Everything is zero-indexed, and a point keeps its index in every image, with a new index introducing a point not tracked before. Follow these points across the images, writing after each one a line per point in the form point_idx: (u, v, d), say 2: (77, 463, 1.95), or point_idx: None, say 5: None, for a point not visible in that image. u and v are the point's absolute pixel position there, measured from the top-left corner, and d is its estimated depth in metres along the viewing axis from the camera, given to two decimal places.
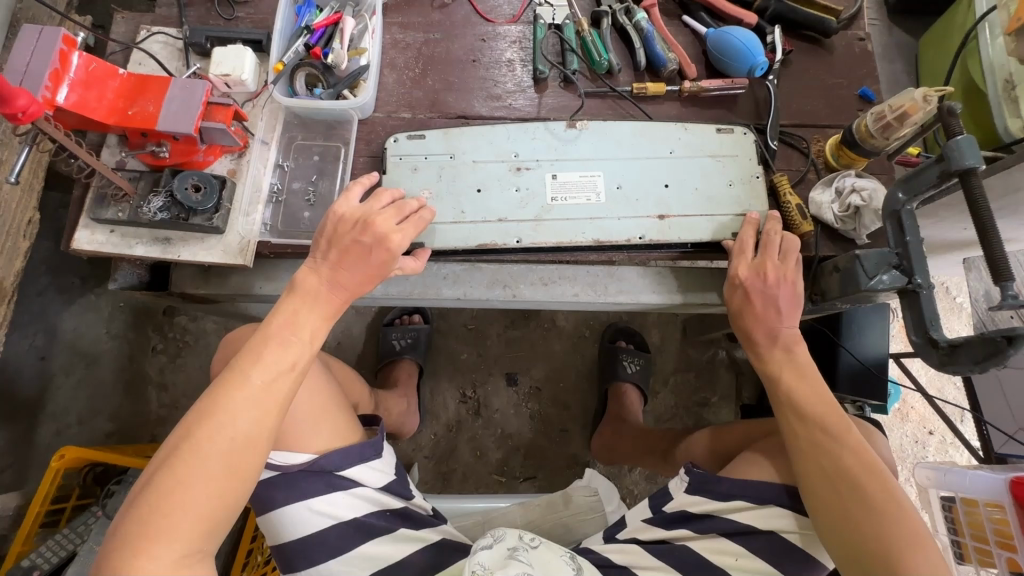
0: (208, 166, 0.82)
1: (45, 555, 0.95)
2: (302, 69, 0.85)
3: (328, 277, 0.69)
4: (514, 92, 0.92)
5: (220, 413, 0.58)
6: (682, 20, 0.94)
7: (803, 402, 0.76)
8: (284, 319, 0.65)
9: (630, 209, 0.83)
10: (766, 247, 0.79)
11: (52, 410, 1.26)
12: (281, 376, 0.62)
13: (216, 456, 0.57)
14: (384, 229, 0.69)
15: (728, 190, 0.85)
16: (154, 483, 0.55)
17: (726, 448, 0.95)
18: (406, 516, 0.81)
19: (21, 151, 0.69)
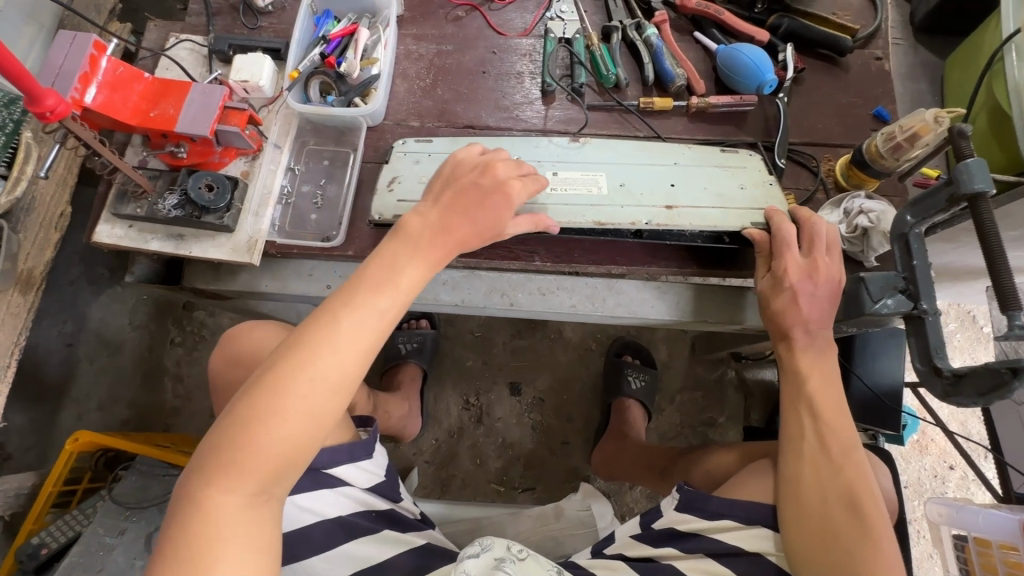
0: (223, 167, 0.86)
1: (53, 534, 0.98)
2: (316, 77, 0.88)
3: (433, 221, 0.67)
4: (522, 104, 0.93)
5: (304, 356, 0.56)
6: (693, 37, 0.94)
7: (828, 417, 0.75)
8: (381, 264, 0.62)
9: (634, 200, 0.81)
10: (811, 242, 0.78)
11: (75, 395, 1.32)
12: (371, 324, 0.59)
13: (298, 398, 0.55)
14: (504, 174, 0.71)
15: (740, 193, 0.83)
16: (237, 414, 0.54)
17: (722, 471, 0.93)
18: (391, 518, 0.82)
19: (53, 148, 0.76)
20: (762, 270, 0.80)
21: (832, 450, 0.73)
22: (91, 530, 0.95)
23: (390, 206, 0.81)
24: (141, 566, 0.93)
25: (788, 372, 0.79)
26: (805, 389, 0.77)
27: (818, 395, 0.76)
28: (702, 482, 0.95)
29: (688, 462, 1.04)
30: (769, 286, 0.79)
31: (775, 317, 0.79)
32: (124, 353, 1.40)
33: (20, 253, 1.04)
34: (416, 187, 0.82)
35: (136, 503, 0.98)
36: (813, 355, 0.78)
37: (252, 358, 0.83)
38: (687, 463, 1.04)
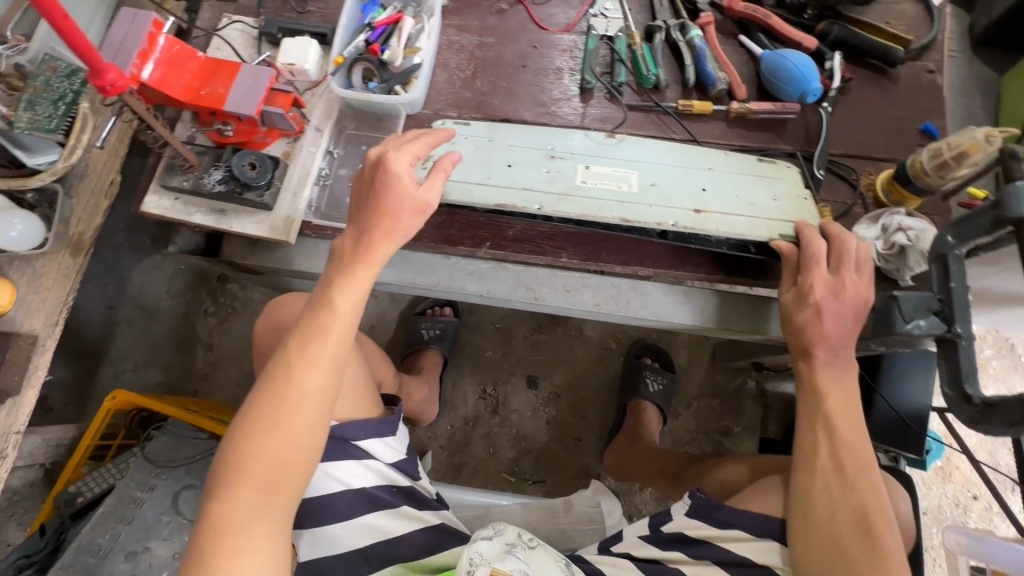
0: (266, 147, 0.88)
1: (89, 485, 1.03)
2: (360, 64, 0.89)
3: (353, 234, 0.72)
4: (559, 100, 0.93)
5: (270, 382, 0.65)
6: (738, 39, 0.93)
7: (844, 435, 0.75)
8: (321, 290, 0.70)
9: (662, 200, 0.81)
10: (841, 260, 0.76)
11: (113, 355, 1.36)
12: (321, 337, 0.67)
13: (286, 416, 0.63)
14: (379, 161, 0.73)
15: (771, 205, 0.82)
16: (229, 445, 0.64)
17: (730, 481, 0.94)
18: (410, 495, 0.84)
19: (111, 119, 0.83)
20: (787, 283, 0.79)
21: (845, 467, 0.73)
22: (124, 484, 1.00)
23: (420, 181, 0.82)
24: (167, 522, 0.98)
25: (805, 390, 0.79)
26: (822, 405, 0.77)
27: (833, 412, 0.76)
28: (713, 491, 0.96)
29: (700, 470, 1.05)
30: (793, 300, 0.78)
31: (795, 331, 0.78)
32: (160, 319, 1.46)
33: (71, 217, 1.11)
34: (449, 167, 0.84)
35: (166, 462, 1.03)
36: (833, 371, 0.78)
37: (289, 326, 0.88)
38: (700, 471, 1.05)
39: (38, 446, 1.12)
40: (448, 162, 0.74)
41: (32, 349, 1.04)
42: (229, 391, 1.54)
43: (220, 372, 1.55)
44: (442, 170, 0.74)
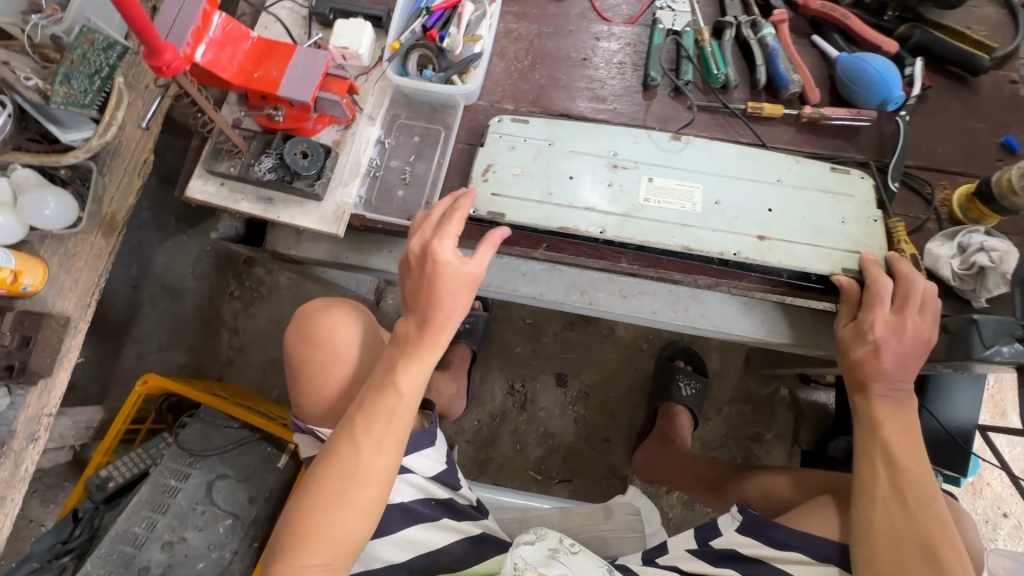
0: (316, 134, 0.85)
1: (121, 469, 1.01)
2: (417, 50, 0.85)
3: (412, 317, 0.73)
4: (621, 97, 0.90)
5: (333, 455, 0.68)
6: (811, 40, 0.88)
7: (905, 464, 0.74)
8: (382, 368, 0.72)
9: (727, 224, 0.80)
10: (905, 301, 0.74)
11: (137, 335, 1.32)
12: (382, 416, 0.69)
13: (346, 490, 0.67)
14: (424, 245, 0.72)
15: (839, 228, 0.79)
16: (295, 509, 0.68)
17: (783, 499, 0.92)
18: (450, 507, 0.82)
19: (155, 98, 0.79)
20: (844, 318, 0.78)
21: (908, 497, 0.72)
22: (159, 472, 0.99)
23: (485, 200, 0.81)
24: (202, 512, 0.97)
25: (860, 421, 0.78)
26: (880, 435, 0.76)
27: (893, 441, 0.75)
28: (763, 506, 0.94)
29: (743, 481, 1.03)
30: (851, 335, 0.76)
31: (851, 364, 0.77)
32: (185, 300, 1.43)
33: (103, 196, 1.05)
34: (511, 180, 0.82)
35: (199, 451, 1.02)
36: (892, 400, 0.76)
37: (327, 339, 0.81)
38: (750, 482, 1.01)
39: (69, 428, 1.11)
40: (496, 237, 0.74)
41: (65, 330, 0.99)
42: (253, 376, 1.53)
43: (245, 357, 1.54)
44: (490, 243, 0.74)
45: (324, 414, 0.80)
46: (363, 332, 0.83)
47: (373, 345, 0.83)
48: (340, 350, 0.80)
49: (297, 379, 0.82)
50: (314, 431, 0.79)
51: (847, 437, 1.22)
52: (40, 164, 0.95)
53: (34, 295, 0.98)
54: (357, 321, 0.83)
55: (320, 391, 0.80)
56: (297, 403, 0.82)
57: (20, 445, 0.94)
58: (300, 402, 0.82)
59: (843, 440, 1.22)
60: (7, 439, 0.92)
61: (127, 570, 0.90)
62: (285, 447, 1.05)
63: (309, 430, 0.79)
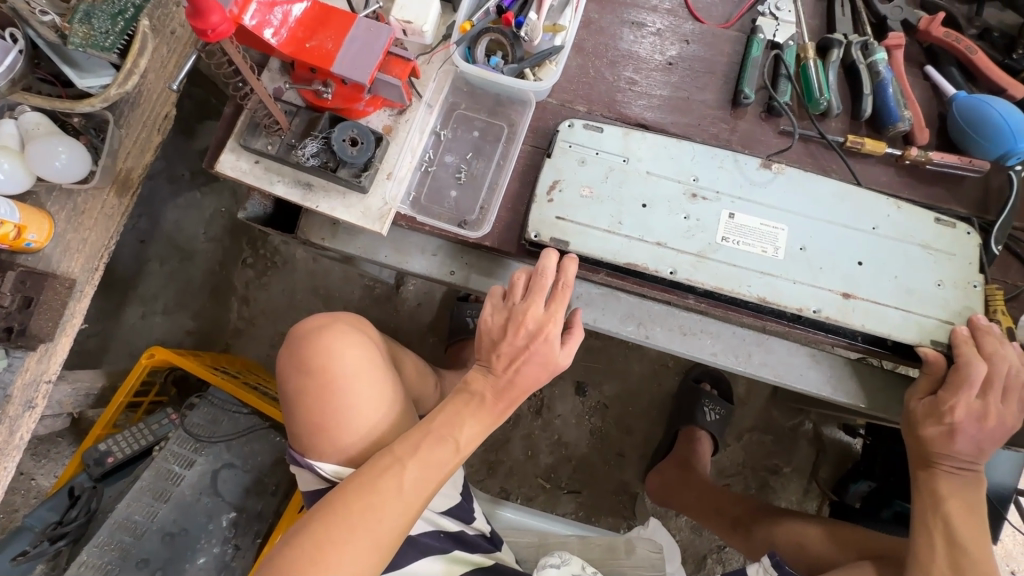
0: (365, 117, 0.76)
1: (121, 444, 0.96)
2: (488, 35, 0.76)
3: (494, 382, 0.69)
4: (707, 112, 0.81)
5: (369, 494, 0.62)
6: (924, 71, 0.80)
7: (969, 546, 0.68)
8: (444, 420, 0.67)
9: (810, 276, 0.72)
10: (988, 384, 0.68)
11: (143, 292, 1.24)
12: (432, 472, 0.65)
13: (363, 533, 0.61)
14: (538, 322, 0.68)
15: (932, 291, 0.73)
16: (308, 534, 0.61)
17: (822, 554, 0.87)
18: (460, 539, 0.78)
19: (190, 58, 0.70)
20: (920, 392, 0.71)
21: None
22: (162, 456, 0.93)
23: (548, 224, 0.73)
24: (207, 503, 0.92)
25: (918, 495, 0.73)
26: (942, 508, 0.70)
27: (955, 517, 0.70)
28: (795, 557, 0.90)
29: (775, 527, 0.98)
30: (923, 411, 0.70)
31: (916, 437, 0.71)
32: (195, 262, 1.34)
33: (119, 150, 0.94)
34: (579, 201, 0.74)
35: (207, 437, 0.96)
36: (959, 479, 0.70)
37: (327, 363, 0.69)
38: (788, 531, 0.95)
39: (68, 395, 1.05)
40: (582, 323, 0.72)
41: (70, 293, 0.91)
42: (261, 350, 1.45)
43: (254, 329, 1.46)
44: (577, 327, 0.72)
45: (322, 448, 0.68)
46: (364, 354, 0.71)
47: (376, 368, 0.72)
48: (335, 377, 0.68)
49: (289, 414, 0.70)
50: (312, 467, 0.67)
51: (869, 482, 1.18)
52: (51, 109, 0.83)
53: (38, 252, 0.89)
54: (355, 342, 0.72)
55: (315, 424, 0.68)
56: (291, 432, 0.70)
57: (16, 412, 0.86)
58: (294, 437, 0.70)
59: (865, 484, 1.19)
60: (2, 406, 0.83)
61: (125, 561, 0.85)
62: None
63: (307, 466, 0.67)
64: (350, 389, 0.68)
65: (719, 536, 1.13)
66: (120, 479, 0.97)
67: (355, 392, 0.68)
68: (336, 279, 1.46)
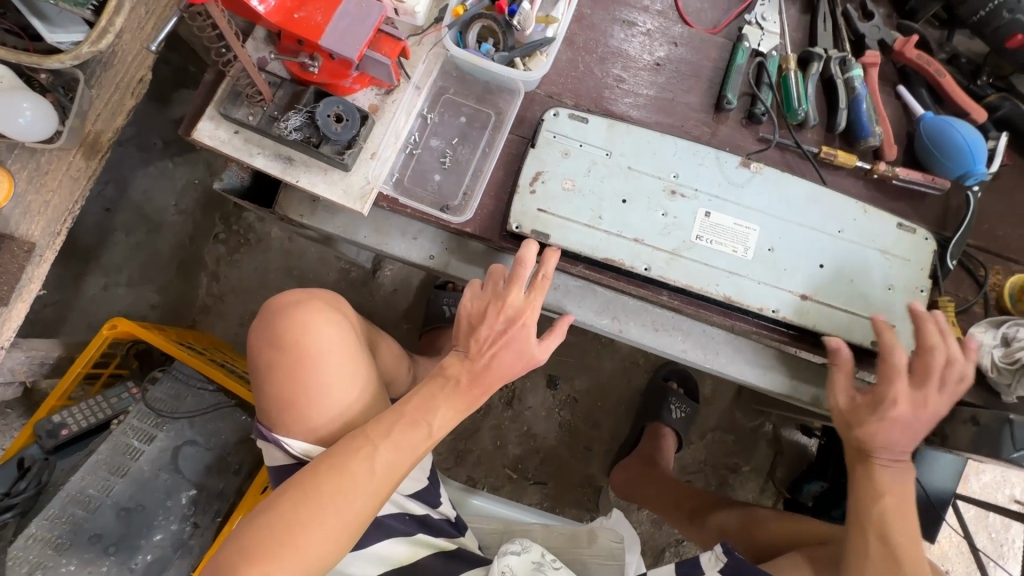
0: (351, 94, 0.75)
1: (78, 417, 0.92)
2: (481, 21, 0.76)
3: (470, 368, 0.69)
4: (690, 114, 0.82)
5: (340, 474, 0.62)
6: (896, 90, 0.83)
7: (899, 539, 0.70)
8: (417, 406, 0.67)
9: (774, 277, 0.75)
10: (925, 372, 0.70)
11: (106, 262, 1.20)
12: (404, 454, 0.65)
13: (332, 512, 0.61)
14: (516, 308, 0.69)
15: (883, 294, 0.76)
16: (277, 511, 0.60)
17: (769, 541, 0.91)
18: (425, 523, 0.78)
19: (169, 20, 0.68)
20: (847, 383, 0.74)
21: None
22: (122, 431, 0.90)
23: (530, 215, 0.74)
24: (165, 480, 0.90)
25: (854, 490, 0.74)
26: (880, 510, 0.71)
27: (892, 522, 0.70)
28: (744, 544, 0.94)
29: (727, 513, 1.03)
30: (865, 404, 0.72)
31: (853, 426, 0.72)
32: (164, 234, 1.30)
33: (88, 111, 0.91)
34: (560, 193, 0.75)
35: (169, 413, 0.94)
36: (892, 469, 0.72)
37: (300, 339, 0.68)
38: (739, 520, 0.99)
39: (21, 363, 1.00)
40: (566, 325, 0.73)
41: (28, 257, 0.88)
42: (229, 329, 1.40)
43: (223, 307, 1.40)
44: (560, 329, 0.73)
45: (291, 426, 0.67)
46: (339, 333, 0.70)
47: (351, 348, 0.70)
48: (311, 354, 0.67)
49: (259, 389, 0.69)
50: (281, 443, 0.66)
51: (822, 482, 1.23)
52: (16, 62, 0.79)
53: None
54: (331, 320, 0.70)
55: (286, 400, 0.67)
56: (261, 407, 0.69)
57: None
58: (263, 414, 0.69)
59: (817, 485, 1.24)
60: None
61: (76, 535, 0.83)
62: None
63: (275, 442, 0.67)
64: (325, 367, 0.67)
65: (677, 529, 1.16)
66: (73, 453, 0.94)
67: (331, 368, 0.67)
68: (311, 258, 1.43)
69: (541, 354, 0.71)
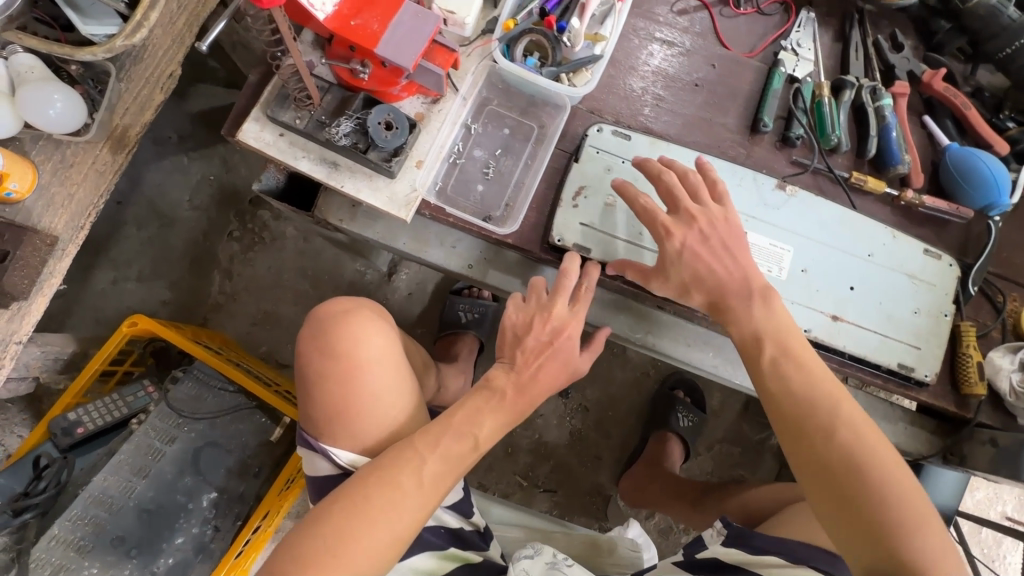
0: (397, 101, 0.75)
1: (93, 415, 0.91)
2: (530, 36, 0.77)
3: (515, 380, 0.70)
4: (726, 135, 0.84)
5: (390, 486, 0.63)
6: (922, 120, 0.86)
7: (795, 386, 0.66)
8: (463, 417, 0.68)
9: (807, 297, 0.77)
10: (671, 200, 0.71)
11: (114, 256, 1.24)
12: (451, 466, 0.66)
13: (383, 524, 0.62)
14: (561, 320, 0.71)
15: (911, 318, 0.78)
16: (328, 523, 0.61)
17: (760, 508, 0.95)
18: (458, 536, 0.78)
19: (217, 21, 0.65)
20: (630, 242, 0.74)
21: (883, 533, 0.59)
22: (143, 431, 0.89)
23: (572, 229, 0.75)
24: (187, 483, 0.89)
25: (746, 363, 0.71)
26: (810, 401, 0.65)
27: (858, 445, 0.62)
28: (736, 511, 0.99)
29: (723, 495, 1.08)
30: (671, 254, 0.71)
31: (702, 275, 0.70)
32: (176, 230, 1.30)
33: (117, 105, 0.89)
34: (602, 209, 0.76)
35: (191, 413, 0.93)
36: (760, 311, 0.69)
37: (350, 350, 0.70)
38: (737, 497, 1.02)
39: (36, 358, 1.00)
40: (604, 337, 0.75)
41: (50, 252, 0.84)
42: (240, 327, 1.36)
43: (235, 305, 1.36)
44: (597, 342, 0.75)
45: (337, 434, 0.68)
46: (383, 344, 0.72)
47: (396, 360, 0.73)
48: (359, 365, 0.69)
49: (305, 398, 0.70)
50: (327, 453, 0.68)
51: None
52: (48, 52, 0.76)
53: (18, 203, 0.82)
54: (376, 332, 0.73)
55: (333, 409, 0.68)
56: (305, 415, 0.70)
57: None
58: (309, 422, 0.70)
59: None
60: None
61: (99, 537, 0.82)
62: (280, 419, 0.97)
63: (321, 451, 0.68)
64: (372, 376, 0.69)
65: (682, 522, 1.17)
66: (91, 451, 0.93)
67: (379, 378, 0.69)
68: (327, 259, 1.40)
69: (580, 364, 0.74)
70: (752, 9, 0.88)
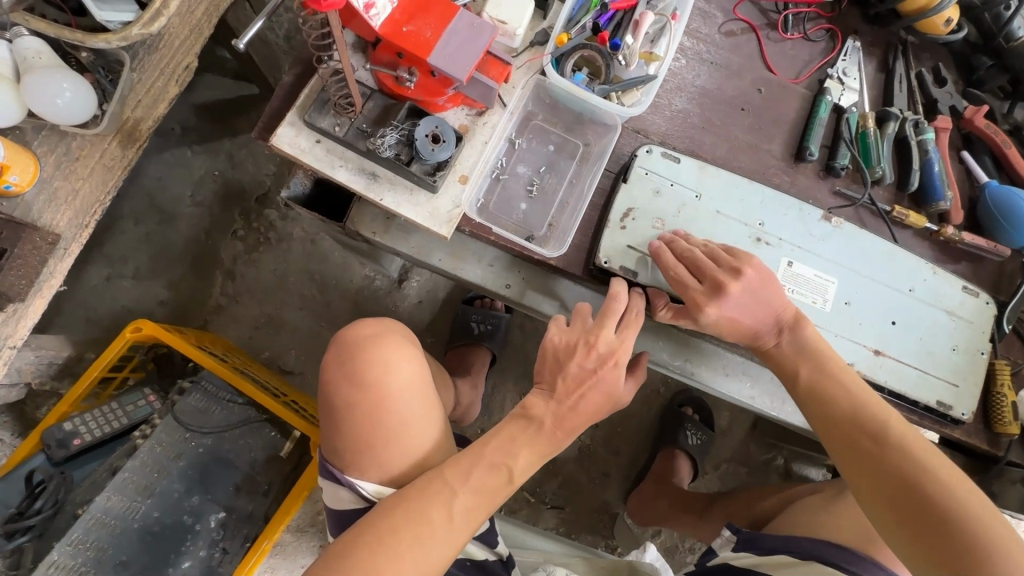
0: (442, 112, 0.72)
1: (91, 425, 0.86)
2: (583, 51, 0.74)
3: (557, 407, 0.67)
4: (771, 161, 0.83)
5: (419, 522, 0.59)
6: (961, 155, 0.86)
7: (833, 401, 0.67)
8: (499, 446, 0.65)
9: (851, 331, 0.76)
10: (699, 270, 0.69)
11: (109, 252, 1.16)
12: (483, 501, 0.63)
13: (411, 560, 0.58)
14: (609, 345, 0.68)
15: (950, 355, 0.78)
16: (353, 560, 0.57)
17: (762, 509, 0.95)
18: (483, 569, 0.75)
19: (256, 21, 0.58)
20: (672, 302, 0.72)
21: (959, 553, 0.57)
22: (149, 446, 0.84)
23: (620, 251, 0.73)
24: (195, 502, 0.85)
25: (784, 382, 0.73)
26: (852, 414, 0.66)
27: (910, 462, 0.62)
28: (741, 514, 0.99)
29: (727, 500, 1.08)
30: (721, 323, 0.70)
31: (736, 331, 0.70)
32: (176, 227, 1.23)
33: (128, 96, 0.78)
34: (650, 232, 0.74)
35: (197, 427, 0.87)
36: (789, 342, 0.71)
37: (381, 378, 0.66)
38: (742, 503, 1.03)
39: (30, 363, 0.96)
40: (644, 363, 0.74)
41: (51, 251, 0.74)
42: (242, 332, 1.29)
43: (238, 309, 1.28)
44: (640, 369, 0.74)
45: (366, 465, 0.65)
46: (413, 372, 0.69)
47: (427, 385, 0.70)
48: (391, 394, 0.66)
49: (332, 426, 0.67)
50: (353, 486, 0.64)
51: None
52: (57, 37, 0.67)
53: (16, 197, 0.72)
54: (406, 358, 0.69)
55: (361, 440, 0.65)
56: (331, 444, 0.67)
57: None
58: (335, 454, 0.66)
59: None
60: None
61: (98, 563, 0.77)
62: (290, 433, 0.92)
63: (347, 484, 0.65)
64: (406, 404, 0.66)
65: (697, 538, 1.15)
66: (87, 464, 0.87)
67: (411, 406, 0.66)
68: (336, 262, 1.34)
69: (624, 394, 0.70)
70: (799, 34, 0.86)
